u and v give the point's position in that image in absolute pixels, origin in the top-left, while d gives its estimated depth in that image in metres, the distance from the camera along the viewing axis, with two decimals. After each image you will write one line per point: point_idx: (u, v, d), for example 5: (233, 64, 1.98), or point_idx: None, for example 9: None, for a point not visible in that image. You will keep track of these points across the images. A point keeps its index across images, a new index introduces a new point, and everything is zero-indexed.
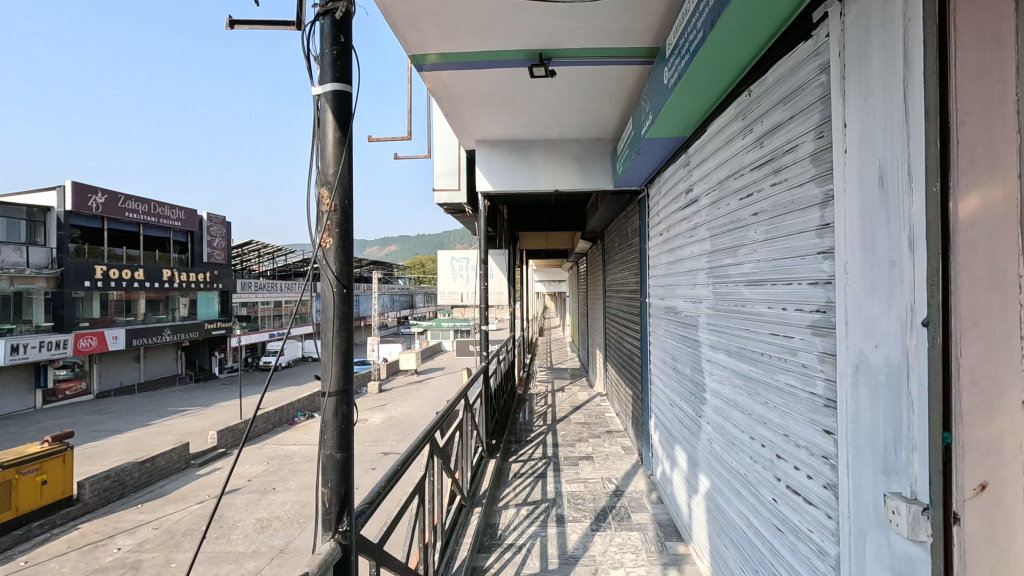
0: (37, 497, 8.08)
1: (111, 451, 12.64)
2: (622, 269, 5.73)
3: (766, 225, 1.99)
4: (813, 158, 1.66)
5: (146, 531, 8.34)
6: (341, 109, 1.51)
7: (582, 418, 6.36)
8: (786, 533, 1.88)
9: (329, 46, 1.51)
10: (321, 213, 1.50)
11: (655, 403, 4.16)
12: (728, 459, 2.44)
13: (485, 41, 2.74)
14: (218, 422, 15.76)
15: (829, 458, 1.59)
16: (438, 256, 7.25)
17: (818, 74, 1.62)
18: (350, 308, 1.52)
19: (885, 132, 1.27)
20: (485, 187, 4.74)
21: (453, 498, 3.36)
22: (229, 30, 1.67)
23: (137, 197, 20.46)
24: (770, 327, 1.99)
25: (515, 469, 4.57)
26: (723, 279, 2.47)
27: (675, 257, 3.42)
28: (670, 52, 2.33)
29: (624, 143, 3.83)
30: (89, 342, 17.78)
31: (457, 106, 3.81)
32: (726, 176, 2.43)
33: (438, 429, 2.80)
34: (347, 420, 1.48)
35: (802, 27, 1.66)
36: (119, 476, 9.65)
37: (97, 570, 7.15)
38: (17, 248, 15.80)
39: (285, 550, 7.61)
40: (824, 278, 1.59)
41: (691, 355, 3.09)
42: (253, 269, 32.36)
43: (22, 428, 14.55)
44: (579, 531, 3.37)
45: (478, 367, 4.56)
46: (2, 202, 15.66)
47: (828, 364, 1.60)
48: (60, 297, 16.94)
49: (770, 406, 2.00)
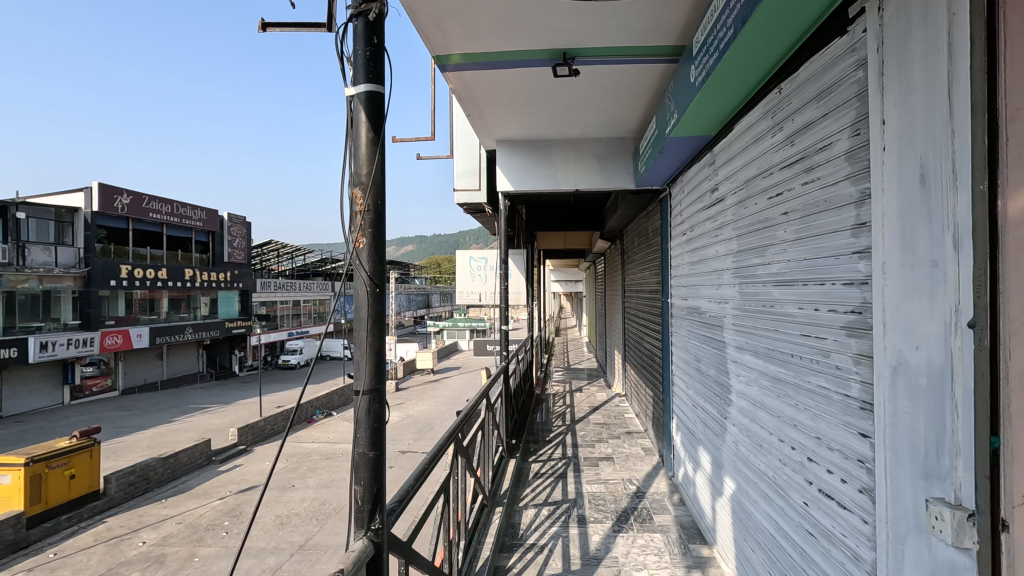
0: (65, 490, 8.29)
1: (135, 447, 12.93)
2: (642, 269, 5.70)
3: (797, 225, 1.96)
4: (847, 156, 1.63)
5: (170, 525, 8.49)
6: (373, 109, 1.53)
7: (602, 419, 6.33)
8: (819, 538, 1.84)
9: (362, 47, 1.53)
10: (355, 212, 1.52)
11: (677, 402, 4.14)
12: (755, 461, 2.41)
13: (509, 40, 2.75)
14: (239, 419, 16.02)
15: (865, 462, 1.56)
16: (457, 256, 7.32)
17: (854, 71, 1.60)
18: (383, 307, 1.54)
19: (927, 131, 1.24)
20: (505, 187, 4.75)
21: (475, 498, 3.37)
22: (261, 33, 1.74)
23: (160, 197, 20.80)
24: (801, 328, 1.96)
25: (535, 469, 4.56)
26: (750, 279, 2.44)
27: (699, 257, 3.38)
28: (697, 50, 2.31)
29: (647, 142, 3.81)
30: (115, 340, 18.42)
31: (478, 107, 3.82)
32: (754, 176, 2.40)
33: (462, 428, 2.82)
34: (379, 418, 1.50)
35: (837, 22, 1.62)
36: (143, 471, 9.86)
37: (123, 563, 7.31)
38: (46, 248, 16.45)
39: (305, 546, 7.72)
40: (860, 278, 1.56)
41: (715, 356, 3.05)
42: (273, 269, 32.74)
43: (50, 424, 14.96)
44: (602, 532, 3.36)
45: (499, 367, 4.56)
46: (32, 203, 16.24)
47: (863, 366, 1.57)
48: (86, 296, 17.56)
49: (800, 408, 1.97)
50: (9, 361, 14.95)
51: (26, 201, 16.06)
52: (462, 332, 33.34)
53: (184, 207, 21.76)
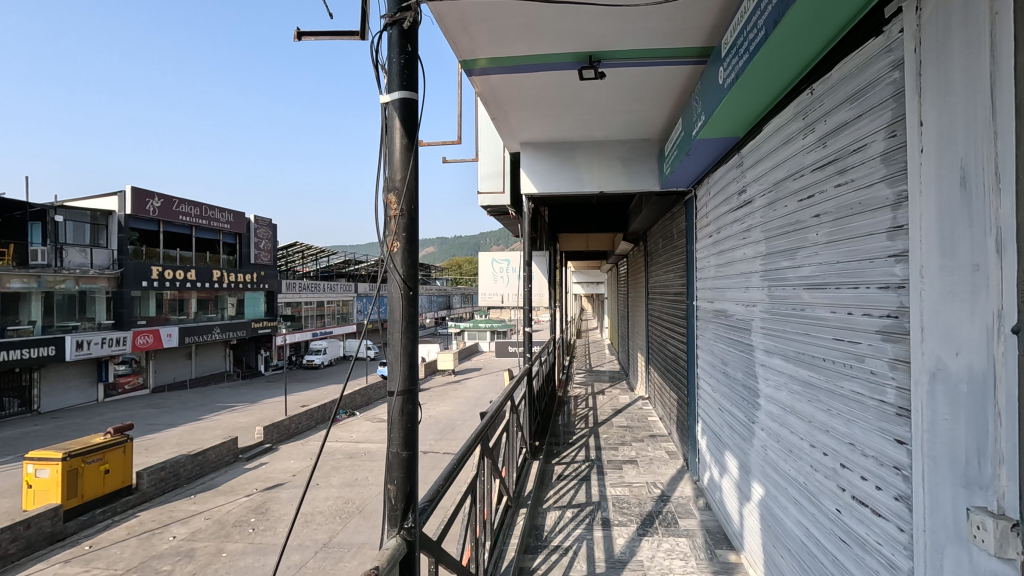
0: (100, 485, 8.55)
1: (165, 444, 13.28)
2: (667, 271, 5.63)
3: (829, 227, 1.94)
4: (882, 159, 1.61)
5: (198, 521, 8.69)
6: (407, 115, 1.57)
7: (624, 422, 6.29)
8: (852, 546, 1.81)
9: (396, 55, 1.57)
10: (389, 217, 1.56)
11: (703, 407, 4.10)
12: (785, 467, 2.38)
13: (535, 44, 2.77)
14: (264, 418, 16.33)
15: (901, 469, 1.54)
16: (480, 257, 7.32)
17: (890, 71, 1.57)
18: (415, 310, 1.57)
19: (968, 132, 1.22)
20: (530, 189, 4.78)
21: (500, 499, 3.39)
22: (298, 41, 1.89)
23: (189, 200, 21.24)
24: (833, 332, 1.93)
25: (558, 471, 4.56)
26: (780, 282, 2.41)
27: (726, 260, 3.35)
28: (726, 52, 2.30)
29: (672, 144, 3.78)
30: (146, 339, 18.88)
31: (503, 110, 3.85)
32: (784, 177, 2.37)
33: (487, 429, 2.84)
34: (413, 418, 1.54)
35: (872, 23, 1.60)
36: (173, 468, 10.12)
37: (154, 557, 7.51)
38: (83, 250, 17.05)
39: (328, 544, 7.82)
40: (896, 282, 1.53)
41: (743, 360, 3.02)
42: (297, 270, 33.30)
43: (86, 420, 15.49)
44: (626, 535, 3.34)
45: (522, 369, 4.58)
46: (68, 206, 16.81)
47: (900, 372, 1.55)
48: (119, 297, 18.12)
49: (832, 414, 1.95)
50: (47, 359, 15.51)
51: (63, 205, 16.53)
52: (483, 332, 33.36)
53: (212, 210, 22.24)
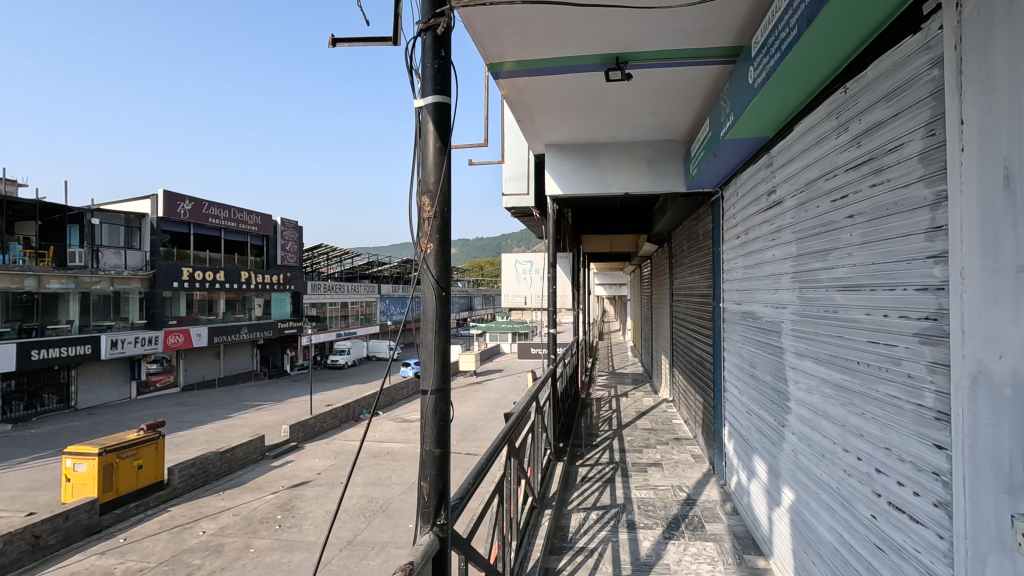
0: (134, 479, 8.82)
1: (195, 441, 13.59)
2: (692, 272, 5.58)
3: (863, 228, 1.91)
4: (921, 158, 1.58)
5: (227, 517, 8.89)
6: (441, 118, 1.61)
7: (649, 425, 6.23)
8: (888, 552, 1.78)
9: (430, 60, 1.61)
10: (423, 218, 1.59)
11: (730, 409, 4.05)
12: (817, 471, 2.34)
13: (562, 47, 2.79)
14: (290, 417, 16.62)
15: (941, 475, 1.50)
16: (503, 259, 7.38)
17: (929, 69, 1.54)
18: (448, 310, 1.61)
19: (1011, 125, 1.19)
20: (554, 191, 4.79)
21: (525, 499, 3.41)
22: (333, 47, 1.95)
23: (218, 203, 21.73)
24: (868, 335, 1.90)
25: (582, 472, 4.54)
26: (812, 284, 2.38)
27: (754, 262, 3.31)
28: (756, 51, 2.27)
29: (699, 145, 3.75)
30: (177, 339, 19.40)
31: (528, 113, 3.87)
32: (817, 177, 2.34)
33: (513, 430, 2.85)
34: (445, 416, 1.57)
35: (909, 21, 1.58)
36: (202, 464, 10.36)
37: (184, 551, 7.71)
38: (117, 252, 17.70)
39: (353, 542, 7.93)
40: (936, 283, 1.50)
41: (772, 362, 2.97)
42: (321, 272, 33.84)
43: (120, 417, 15.96)
44: (652, 538, 3.33)
45: (546, 371, 4.58)
46: (104, 210, 17.46)
47: (939, 375, 1.52)
48: (152, 297, 18.65)
49: (867, 418, 1.92)
50: (83, 357, 16.03)
51: (100, 208, 17.31)
52: (504, 334, 33.42)
53: (240, 212, 22.72)
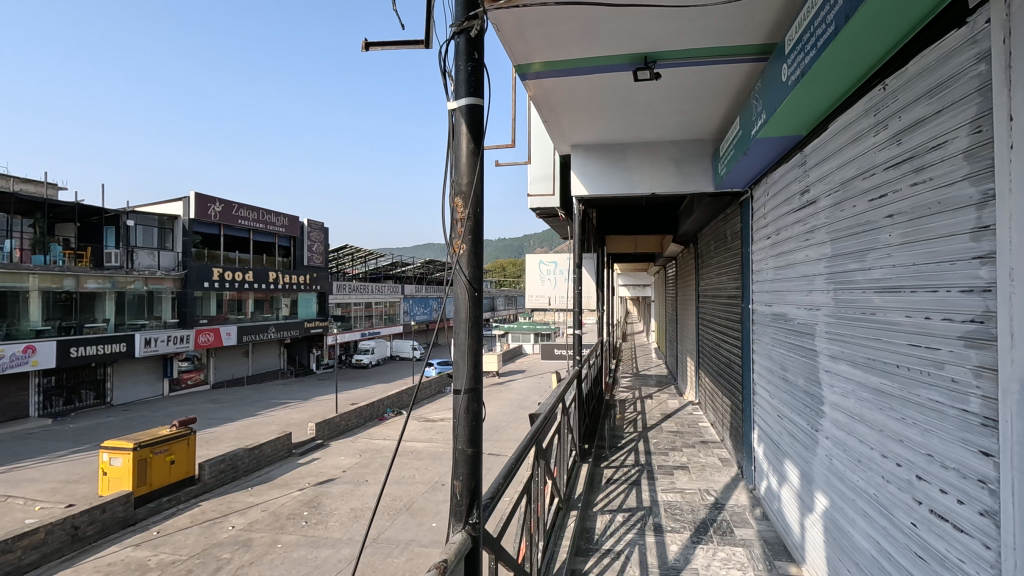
0: (166, 474, 9.05)
1: (224, 438, 13.90)
2: (719, 273, 5.49)
3: (903, 228, 1.87)
4: (965, 155, 1.53)
5: (255, 512, 9.07)
6: (473, 121, 1.62)
7: (675, 427, 6.17)
8: (929, 561, 1.73)
9: (464, 63, 1.63)
10: (456, 220, 1.61)
11: (759, 411, 3.98)
12: (854, 477, 2.28)
13: (590, 48, 2.78)
14: (316, 415, 16.87)
15: (988, 483, 1.46)
16: (527, 259, 7.37)
17: (975, 64, 1.49)
18: (480, 310, 1.61)
19: None
20: (580, 191, 4.77)
21: (552, 500, 3.41)
22: (367, 51, 2.00)
23: (248, 205, 22.18)
24: (908, 337, 1.85)
25: (607, 474, 4.52)
26: (848, 285, 2.32)
27: (785, 262, 3.25)
28: (790, 49, 2.23)
29: (728, 144, 3.71)
30: (208, 338, 19.86)
31: (554, 113, 3.86)
32: (853, 175, 2.29)
33: (541, 431, 2.85)
34: (477, 416, 1.58)
35: (954, 14, 1.53)
36: (232, 460, 10.60)
37: (215, 544, 7.89)
38: (151, 253, 18.22)
39: (377, 539, 8.03)
40: (982, 285, 1.46)
41: (805, 365, 2.92)
42: (346, 272, 34.23)
43: (153, 413, 16.43)
44: (679, 542, 3.29)
45: (572, 372, 4.56)
46: (138, 211, 17.98)
47: (985, 380, 1.47)
48: (183, 296, 19.14)
49: (907, 423, 1.86)
50: (118, 355, 16.55)
51: (135, 209, 17.88)
52: (527, 335, 33.35)
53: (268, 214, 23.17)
